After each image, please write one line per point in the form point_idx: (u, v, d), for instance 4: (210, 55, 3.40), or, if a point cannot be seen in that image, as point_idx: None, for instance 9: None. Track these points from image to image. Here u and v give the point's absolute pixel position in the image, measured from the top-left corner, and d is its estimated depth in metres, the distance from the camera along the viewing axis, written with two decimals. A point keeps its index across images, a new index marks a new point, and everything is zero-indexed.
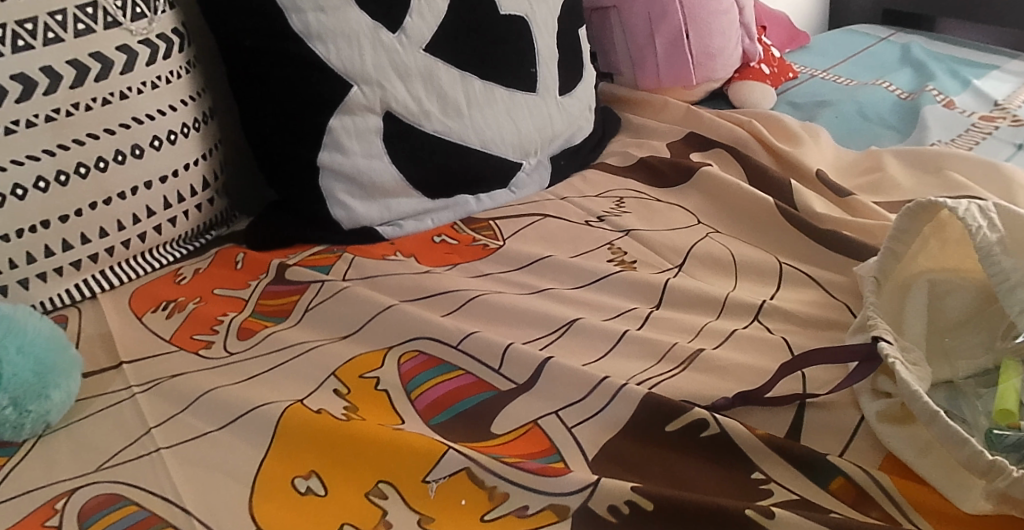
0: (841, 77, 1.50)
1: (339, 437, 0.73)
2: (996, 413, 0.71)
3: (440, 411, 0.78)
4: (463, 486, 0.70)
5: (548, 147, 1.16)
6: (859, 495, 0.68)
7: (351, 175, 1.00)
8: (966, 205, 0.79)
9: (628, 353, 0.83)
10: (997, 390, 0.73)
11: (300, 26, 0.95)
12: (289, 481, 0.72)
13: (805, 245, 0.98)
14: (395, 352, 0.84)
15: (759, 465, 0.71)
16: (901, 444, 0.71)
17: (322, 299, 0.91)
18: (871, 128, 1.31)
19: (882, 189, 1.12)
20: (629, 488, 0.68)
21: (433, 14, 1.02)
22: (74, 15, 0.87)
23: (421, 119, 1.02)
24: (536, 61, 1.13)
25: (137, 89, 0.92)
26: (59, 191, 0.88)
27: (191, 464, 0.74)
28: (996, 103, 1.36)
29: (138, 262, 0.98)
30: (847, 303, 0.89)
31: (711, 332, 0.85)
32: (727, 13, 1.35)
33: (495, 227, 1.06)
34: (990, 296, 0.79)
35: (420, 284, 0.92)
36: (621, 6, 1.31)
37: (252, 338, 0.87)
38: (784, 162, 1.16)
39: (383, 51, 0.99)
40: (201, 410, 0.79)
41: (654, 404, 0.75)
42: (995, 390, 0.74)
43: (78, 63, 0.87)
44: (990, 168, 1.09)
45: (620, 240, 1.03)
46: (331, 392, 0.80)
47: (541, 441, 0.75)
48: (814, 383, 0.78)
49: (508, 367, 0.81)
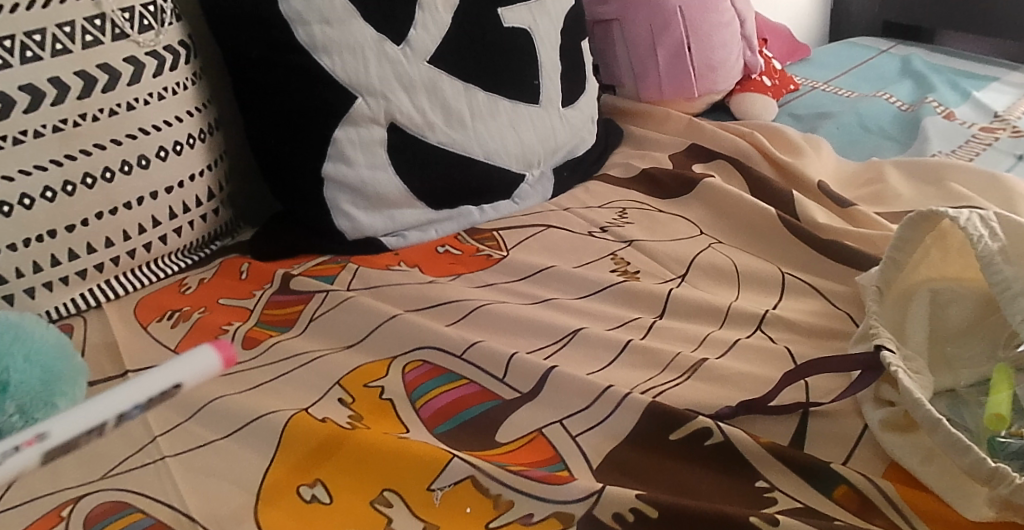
0: (842, 89, 1.50)
1: (345, 445, 0.74)
2: (988, 420, 0.71)
3: (444, 420, 0.79)
4: (468, 494, 0.70)
5: (551, 158, 1.17)
6: (862, 503, 0.68)
7: (356, 186, 1.01)
8: (966, 214, 0.79)
9: (632, 363, 0.83)
10: (989, 401, 0.73)
11: (306, 38, 0.96)
12: (294, 489, 0.72)
13: (808, 256, 0.99)
14: (400, 362, 0.84)
15: (763, 474, 0.72)
16: (904, 451, 0.71)
17: (327, 308, 0.91)
18: (871, 139, 1.32)
19: (884, 199, 1.12)
20: (633, 496, 0.68)
21: (437, 27, 1.03)
22: (82, 26, 0.87)
23: (425, 130, 1.03)
24: (539, 73, 1.14)
25: (144, 100, 0.93)
26: (66, 201, 0.89)
27: (196, 472, 0.74)
28: (995, 114, 1.37)
29: (144, 271, 0.98)
30: (850, 312, 0.89)
31: (714, 342, 0.85)
32: (729, 26, 1.36)
33: (498, 238, 1.07)
34: (991, 305, 0.80)
35: (424, 294, 0.92)
36: (624, 18, 1.32)
37: (257, 347, 0.88)
38: (786, 174, 1.17)
39: (388, 62, 1.00)
40: (206, 419, 0.79)
41: (658, 413, 0.75)
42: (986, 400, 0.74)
43: (86, 74, 0.88)
44: (991, 179, 1.09)
45: (623, 250, 1.03)
46: (336, 401, 0.80)
47: (545, 450, 0.75)
48: (818, 392, 0.78)
49: (512, 376, 0.81)
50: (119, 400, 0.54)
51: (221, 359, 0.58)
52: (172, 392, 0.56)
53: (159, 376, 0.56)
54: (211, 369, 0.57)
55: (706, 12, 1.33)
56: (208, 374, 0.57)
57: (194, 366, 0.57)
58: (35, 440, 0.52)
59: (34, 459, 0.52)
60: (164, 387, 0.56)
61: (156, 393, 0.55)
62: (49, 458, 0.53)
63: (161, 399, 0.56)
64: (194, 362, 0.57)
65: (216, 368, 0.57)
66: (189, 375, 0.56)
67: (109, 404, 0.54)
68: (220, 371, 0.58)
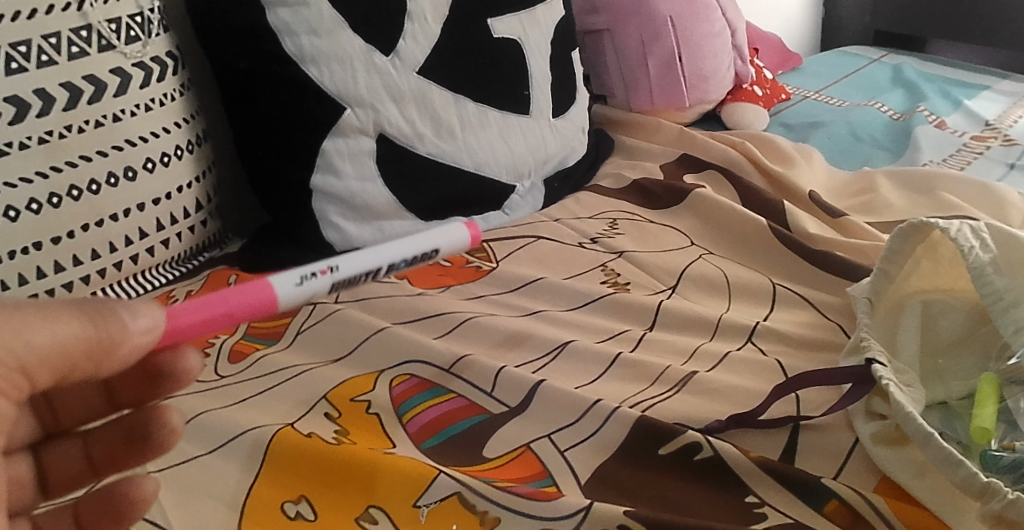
0: (833, 98, 1.50)
1: (330, 461, 0.73)
2: (974, 433, 0.70)
3: (431, 435, 0.78)
4: (453, 511, 0.69)
5: (541, 169, 1.16)
6: (853, 518, 0.67)
7: (344, 198, 1.00)
8: (957, 225, 0.79)
9: (620, 376, 0.83)
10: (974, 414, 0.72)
11: (293, 49, 0.95)
12: (278, 506, 0.71)
13: (799, 266, 0.98)
14: (387, 375, 0.83)
15: (753, 489, 0.71)
16: (895, 466, 0.70)
17: (314, 321, 0.91)
18: (863, 149, 1.31)
19: (876, 209, 1.12)
20: (622, 513, 0.67)
21: (427, 38, 1.03)
22: (68, 38, 0.87)
23: (415, 141, 1.03)
24: (529, 84, 1.13)
25: (131, 111, 0.93)
26: (52, 213, 0.88)
27: (181, 488, 0.73)
28: (986, 123, 1.37)
29: (132, 283, 0.97)
30: (842, 324, 0.88)
31: (705, 354, 0.85)
32: (719, 36, 1.37)
33: (488, 249, 1.06)
34: (983, 316, 0.79)
35: (412, 307, 0.92)
36: (614, 28, 1.31)
37: (243, 361, 0.87)
38: (778, 184, 1.16)
39: (377, 73, 0.99)
40: (191, 434, 0.78)
41: (647, 427, 0.75)
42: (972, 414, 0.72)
43: (72, 85, 0.88)
44: (982, 188, 1.09)
45: (613, 261, 1.02)
46: (322, 416, 0.79)
47: (532, 465, 0.74)
48: (808, 405, 0.77)
49: (500, 390, 0.81)
50: (395, 249, 0.60)
51: (470, 236, 0.63)
52: (432, 255, 0.62)
53: (424, 240, 0.61)
54: (464, 242, 0.63)
55: (695, 22, 1.33)
56: (461, 247, 0.63)
57: (449, 236, 0.62)
58: (329, 270, 0.57)
59: (325, 288, 0.57)
60: (426, 250, 0.61)
61: (420, 253, 0.61)
62: (334, 290, 0.58)
63: (422, 260, 0.61)
64: (452, 230, 0.62)
65: (465, 242, 0.63)
66: (445, 243, 0.62)
67: (386, 253, 0.60)
68: (468, 247, 0.63)
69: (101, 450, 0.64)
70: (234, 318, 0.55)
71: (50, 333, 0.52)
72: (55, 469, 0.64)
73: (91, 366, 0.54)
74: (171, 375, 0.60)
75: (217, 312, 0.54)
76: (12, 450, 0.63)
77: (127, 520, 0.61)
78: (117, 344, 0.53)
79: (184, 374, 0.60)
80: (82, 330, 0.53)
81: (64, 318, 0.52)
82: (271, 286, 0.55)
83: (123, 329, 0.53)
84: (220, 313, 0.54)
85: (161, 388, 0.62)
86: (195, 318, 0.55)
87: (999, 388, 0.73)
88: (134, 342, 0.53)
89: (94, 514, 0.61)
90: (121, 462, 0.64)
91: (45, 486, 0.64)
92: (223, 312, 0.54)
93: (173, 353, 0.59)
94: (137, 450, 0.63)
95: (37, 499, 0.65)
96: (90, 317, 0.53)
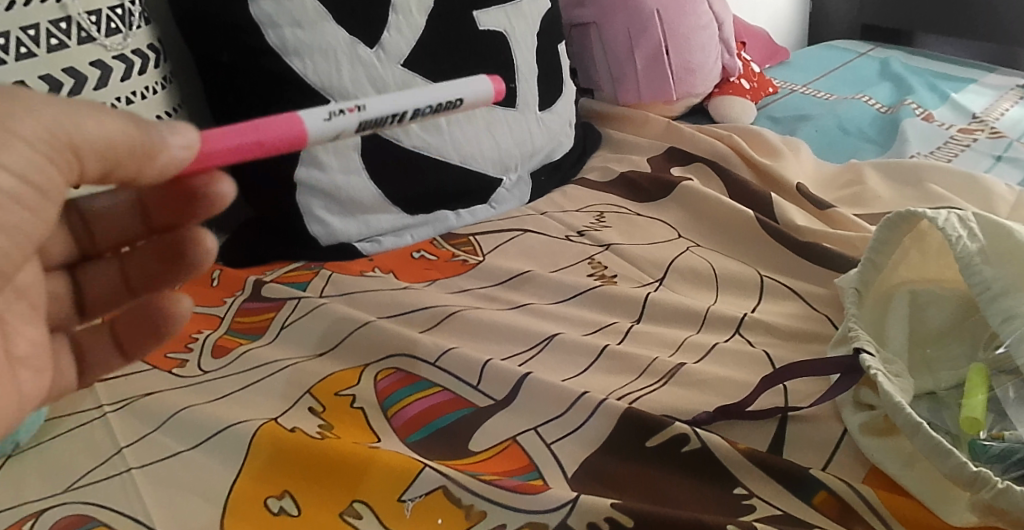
0: (820, 91, 1.50)
1: (313, 455, 0.72)
2: (963, 423, 0.69)
3: (416, 429, 0.77)
4: (439, 504, 0.69)
5: (528, 163, 1.16)
6: (841, 509, 0.67)
7: (329, 191, 0.99)
8: (944, 215, 0.78)
9: (607, 368, 0.82)
10: (963, 403, 0.71)
11: (276, 40, 0.95)
12: (261, 501, 0.71)
13: (786, 258, 0.98)
14: (372, 370, 0.82)
15: (741, 481, 0.70)
16: (884, 456, 0.70)
17: (299, 315, 0.90)
18: (850, 142, 1.31)
19: (864, 201, 1.12)
20: (608, 505, 0.67)
21: (411, 29, 1.02)
22: (47, 29, 0.86)
23: (400, 134, 1.02)
24: (515, 76, 1.12)
25: (111, 105, 0.92)
26: None
27: (163, 484, 0.73)
28: (973, 115, 1.37)
29: None
30: (829, 315, 0.88)
31: (692, 346, 0.84)
32: (706, 29, 1.36)
33: (474, 243, 1.05)
34: (970, 306, 0.79)
35: (397, 300, 0.91)
36: (601, 21, 1.31)
37: (227, 356, 0.86)
38: (765, 177, 1.16)
39: (361, 66, 0.98)
40: (174, 430, 0.78)
41: (633, 420, 0.74)
42: (961, 403, 0.72)
43: (52, 77, 0.86)
44: (969, 180, 1.09)
45: (600, 254, 1.02)
46: (306, 410, 0.79)
47: (519, 458, 0.74)
48: (797, 396, 0.77)
49: (486, 383, 0.80)
50: (421, 95, 0.57)
51: (494, 89, 0.60)
52: (456, 106, 0.59)
53: (449, 88, 0.58)
54: (488, 94, 0.60)
55: (683, 15, 1.32)
56: (484, 99, 0.60)
57: (473, 87, 0.59)
58: (356, 109, 0.56)
59: (353, 127, 0.56)
60: (450, 98, 0.58)
61: (444, 101, 0.58)
62: (361, 131, 0.56)
63: (447, 111, 0.59)
64: (476, 82, 0.60)
65: (488, 95, 0.60)
66: (469, 94, 0.59)
67: (413, 98, 0.57)
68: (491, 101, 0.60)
69: (137, 270, 0.67)
70: (264, 148, 0.54)
71: (98, 126, 0.53)
72: (92, 290, 0.67)
73: (132, 169, 0.54)
74: (205, 198, 0.59)
75: (246, 139, 0.53)
76: (51, 268, 0.66)
77: (163, 334, 0.68)
78: (157, 152, 0.53)
79: (219, 198, 0.59)
80: (128, 131, 0.53)
81: (115, 116, 0.53)
82: (300, 119, 0.54)
83: (161, 140, 0.53)
84: (251, 141, 0.54)
85: (193, 209, 0.61)
86: (224, 146, 0.54)
87: (988, 378, 0.72)
88: (171, 155, 0.54)
89: (131, 332, 0.68)
90: (159, 280, 0.67)
91: (83, 306, 0.68)
92: (253, 141, 0.54)
93: (208, 177, 0.58)
94: (174, 269, 0.66)
95: (74, 320, 0.68)
96: (137, 122, 0.54)
